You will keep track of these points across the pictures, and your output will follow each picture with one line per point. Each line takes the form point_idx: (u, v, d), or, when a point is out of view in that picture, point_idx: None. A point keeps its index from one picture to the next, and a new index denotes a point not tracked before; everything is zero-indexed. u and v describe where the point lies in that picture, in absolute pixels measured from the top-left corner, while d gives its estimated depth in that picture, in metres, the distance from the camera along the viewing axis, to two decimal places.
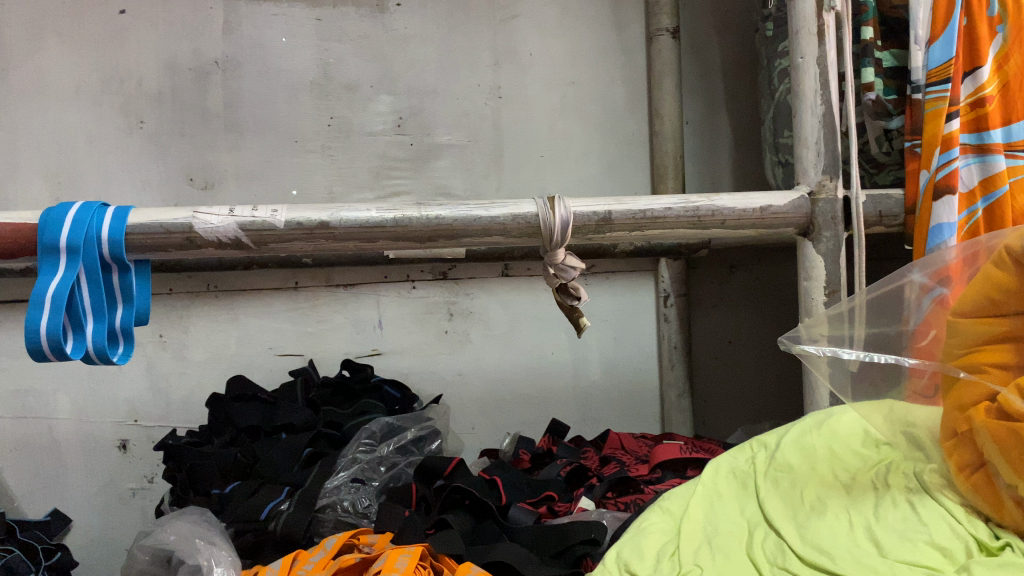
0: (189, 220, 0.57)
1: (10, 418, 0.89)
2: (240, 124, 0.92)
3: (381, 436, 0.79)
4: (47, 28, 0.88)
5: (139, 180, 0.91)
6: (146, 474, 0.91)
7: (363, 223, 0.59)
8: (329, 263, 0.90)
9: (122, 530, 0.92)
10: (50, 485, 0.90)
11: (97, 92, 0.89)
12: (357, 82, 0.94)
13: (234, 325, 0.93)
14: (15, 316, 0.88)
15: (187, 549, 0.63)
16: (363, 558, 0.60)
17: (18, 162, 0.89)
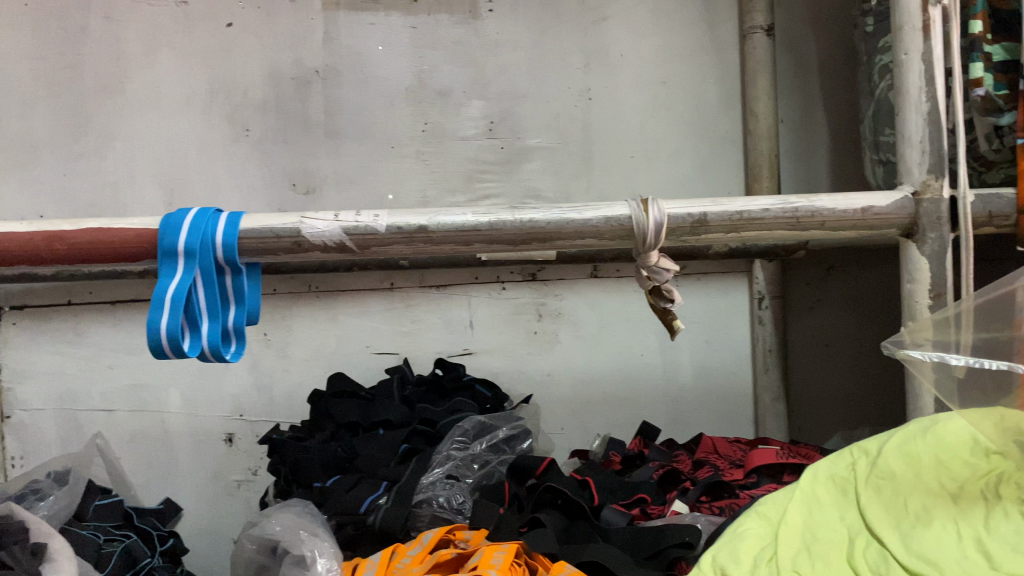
0: (297, 225, 0.59)
1: (127, 411, 0.94)
2: (339, 130, 0.95)
3: (474, 433, 0.81)
4: (162, 43, 0.93)
5: (244, 185, 0.95)
6: (251, 467, 0.95)
7: (460, 227, 0.61)
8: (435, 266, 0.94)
9: (228, 520, 0.95)
10: (162, 476, 0.95)
11: (206, 102, 0.94)
12: (450, 88, 0.96)
13: (333, 324, 0.96)
14: (133, 315, 0.94)
15: (291, 540, 0.66)
16: (459, 554, 0.62)
17: (134, 169, 0.94)
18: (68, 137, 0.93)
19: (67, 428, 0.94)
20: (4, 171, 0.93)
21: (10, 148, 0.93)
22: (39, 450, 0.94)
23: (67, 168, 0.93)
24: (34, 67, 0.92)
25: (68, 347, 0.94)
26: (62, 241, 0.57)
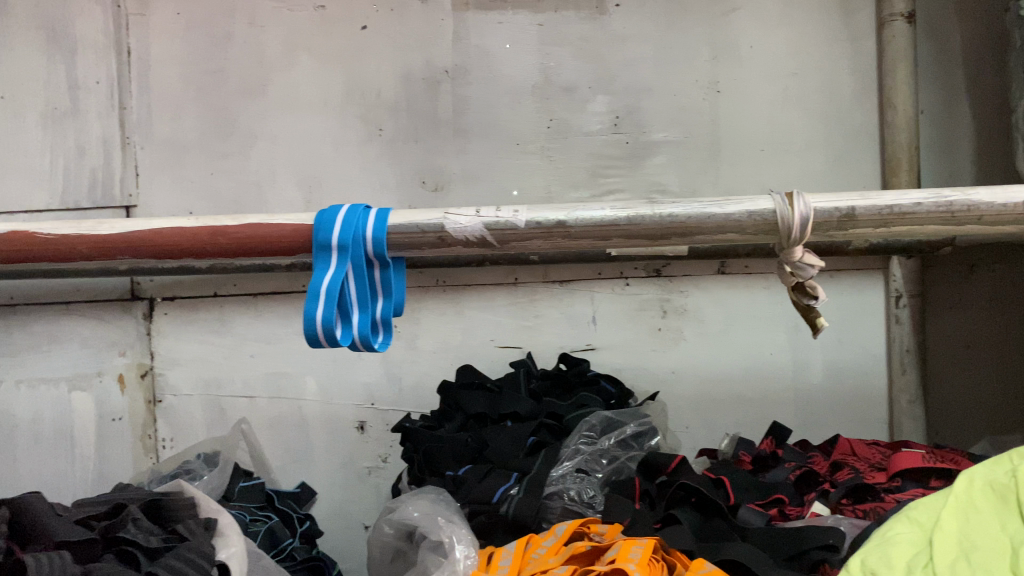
0: (440, 220, 0.61)
1: (267, 397, 0.99)
2: (467, 129, 0.97)
3: (602, 429, 0.80)
4: (301, 47, 0.98)
5: (376, 182, 0.98)
6: (381, 454, 0.98)
7: (598, 222, 0.60)
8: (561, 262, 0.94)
9: (359, 505, 0.99)
10: (298, 460, 0.99)
11: (341, 103, 0.98)
12: (575, 84, 0.96)
13: (459, 318, 0.98)
14: (272, 306, 0.99)
15: (430, 525, 0.69)
16: (594, 547, 0.62)
17: (274, 167, 0.98)
18: (215, 138, 0.98)
19: (212, 413, 0.99)
20: (156, 171, 0.99)
21: (163, 148, 0.99)
22: (187, 432, 1.00)
23: (213, 167, 0.99)
24: (184, 73, 0.98)
25: (214, 336, 0.99)
26: (225, 235, 0.61)
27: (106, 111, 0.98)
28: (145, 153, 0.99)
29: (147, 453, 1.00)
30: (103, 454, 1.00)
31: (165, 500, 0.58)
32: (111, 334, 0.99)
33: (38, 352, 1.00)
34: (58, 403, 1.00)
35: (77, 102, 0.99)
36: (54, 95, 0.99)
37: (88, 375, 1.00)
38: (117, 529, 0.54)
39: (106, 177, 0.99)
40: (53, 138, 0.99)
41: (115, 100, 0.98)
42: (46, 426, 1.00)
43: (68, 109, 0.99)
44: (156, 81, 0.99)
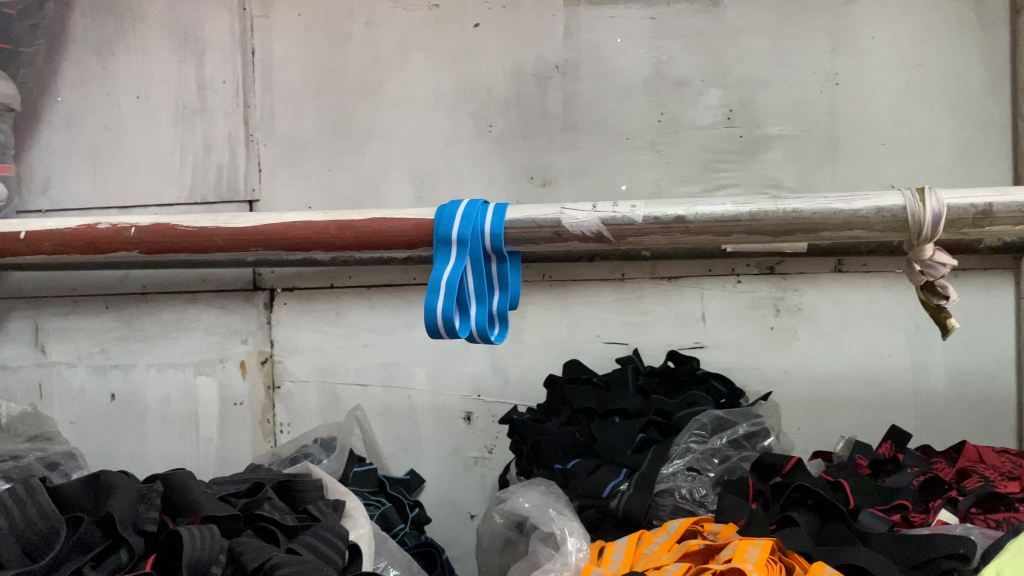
0: (557, 215, 0.61)
1: (378, 386, 1.02)
2: (576, 124, 0.97)
3: (712, 428, 0.79)
4: (415, 45, 1.00)
5: (486, 178, 0.99)
6: (487, 445, 1.00)
7: (719, 217, 0.59)
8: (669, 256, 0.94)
9: (465, 494, 1.00)
10: (406, 448, 1.02)
11: (454, 101, 0.99)
12: (687, 77, 0.95)
13: (565, 313, 0.98)
14: (385, 298, 1.02)
15: (541, 517, 0.70)
16: (708, 545, 0.62)
17: (388, 163, 1.01)
18: (333, 135, 1.02)
19: (327, 400, 1.03)
20: (278, 167, 1.03)
21: (284, 146, 1.03)
22: (303, 418, 1.04)
23: (331, 163, 1.02)
24: (304, 72, 1.02)
25: (329, 326, 1.03)
26: (351, 230, 0.63)
27: (232, 110, 1.03)
28: (268, 150, 1.03)
29: (265, 437, 1.05)
30: (225, 436, 1.05)
31: (297, 480, 0.61)
32: (234, 322, 1.05)
33: (167, 338, 1.06)
34: (185, 387, 1.06)
35: (205, 101, 1.04)
36: (184, 95, 1.04)
37: (212, 361, 1.05)
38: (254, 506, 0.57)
39: (231, 173, 1.03)
40: (183, 135, 1.04)
41: (239, 99, 1.03)
42: (173, 408, 1.06)
43: (197, 108, 1.04)
44: (278, 80, 1.03)
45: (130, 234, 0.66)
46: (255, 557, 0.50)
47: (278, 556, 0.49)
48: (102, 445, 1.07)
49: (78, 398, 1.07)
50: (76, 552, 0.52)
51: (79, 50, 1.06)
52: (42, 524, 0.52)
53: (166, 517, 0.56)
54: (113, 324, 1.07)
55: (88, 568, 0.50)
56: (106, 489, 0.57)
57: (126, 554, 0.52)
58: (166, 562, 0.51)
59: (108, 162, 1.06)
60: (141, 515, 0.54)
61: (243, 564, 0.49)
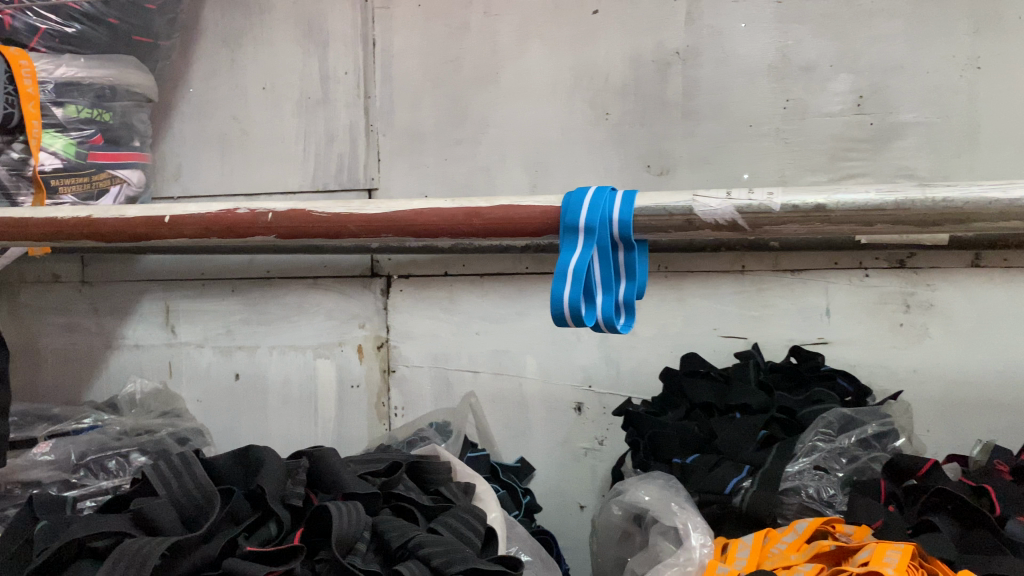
0: (689, 203, 0.59)
1: (490, 373, 1.03)
2: (697, 111, 0.94)
3: (840, 427, 0.76)
4: (533, 33, 0.99)
5: (602, 167, 0.97)
6: (598, 436, 0.98)
7: (862, 206, 0.56)
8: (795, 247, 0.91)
9: (574, 485, 0.99)
10: (516, 436, 1.02)
11: (570, 89, 0.98)
12: (816, 62, 0.91)
13: (681, 305, 0.96)
14: (497, 286, 1.02)
15: (662, 510, 0.69)
16: (840, 547, 0.60)
17: (503, 152, 1.01)
18: (450, 124, 1.03)
19: (439, 385, 1.05)
20: (396, 157, 1.05)
21: (402, 136, 1.04)
22: (416, 402, 1.06)
23: (448, 153, 1.03)
24: (423, 62, 1.03)
25: (443, 313, 1.04)
26: (479, 217, 0.63)
27: (353, 100, 1.06)
28: (386, 140, 1.05)
29: (380, 419, 1.07)
30: (342, 417, 1.08)
31: (427, 462, 0.63)
32: (352, 307, 1.07)
33: (288, 321, 1.10)
34: (305, 368, 1.09)
35: (328, 91, 1.06)
36: (308, 86, 1.07)
37: (331, 344, 1.08)
38: (392, 486, 0.59)
39: (351, 162, 1.06)
40: (306, 125, 1.07)
41: (361, 90, 1.05)
42: (294, 388, 1.10)
43: (320, 99, 1.07)
44: (398, 71, 1.04)
45: (267, 219, 0.68)
46: (399, 535, 0.51)
47: (420, 534, 0.51)
48: (228, 421, 1.12)
49: (205, 376, 1.13)
50: (227, 522, 0.54)
51: (210, 44, 1.11)
52: (198, 495, 0.56)
53: (311, 494, 0.58)
54: (238, 307, 1.11)
55: (240, 539, 0.52)
56: (255, 464, 0.60)
57: (274, 527, 0.54)
58: (312, 536, 0.53)
59: (236, 152, 1.10)
60: (287, 490, 0.57)
61: (386, 541, 0.51)
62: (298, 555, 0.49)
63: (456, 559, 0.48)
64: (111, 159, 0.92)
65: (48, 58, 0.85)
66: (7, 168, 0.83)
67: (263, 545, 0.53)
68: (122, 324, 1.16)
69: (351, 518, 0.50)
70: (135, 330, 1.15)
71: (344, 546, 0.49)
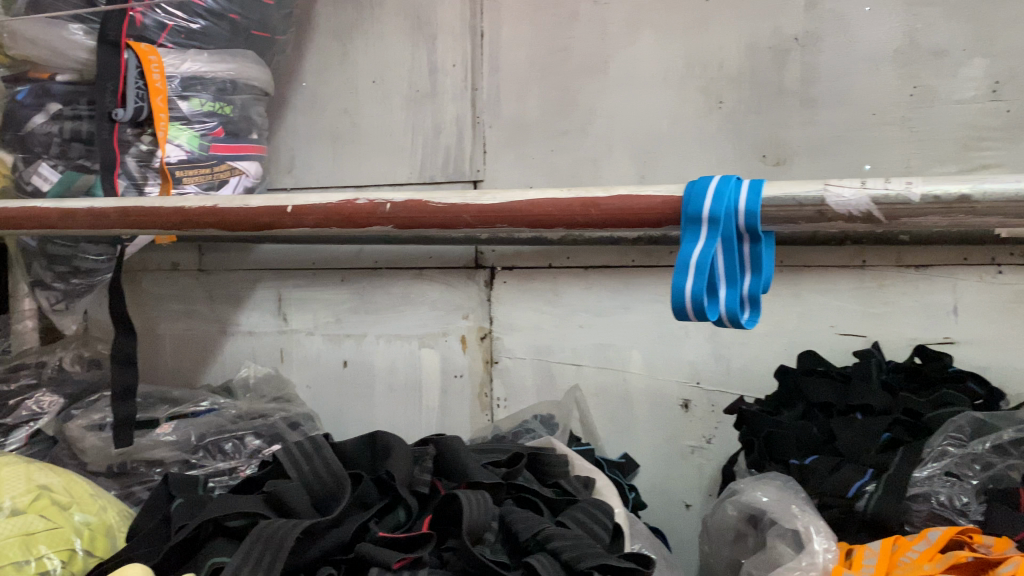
0: (821, 193, 0.57)
1: (594, 367, 1.01)
2: (817, 98, 0.91)
3: (971, 432, 0.71)
4: (644, 20, 0.97)
5: (714, 157, 0.95)
6: (706, 435, 0.96)
7: (1012, 196, 0.52)
8: (924, 241, 0.87)
9: (681, 483, 0.97)
10: (621, 432, 1.00)
11: (683, 77, 0.96)
12: (947, 47, 0.86)
13: (796, 301, 0.93)
14: (603, 279, 1.00)
15: (782, 512, 0.66)
16: (978, 559, 0.56)
17: (611, 142, 0.99)
18: (558, 115, 1.02)
19: (543, 377, 1.04)
20: (502, 148, 1.05)
21: (509, 127, 1.04)
22: (519, 394, 1.06)
23: (555, 143, 1.02)
24: (532, 52, 1.03)
25: (547, 305, 1.03)
26: (596, 207, 0.62)
27: (461, 92, 1.06)
28: (493, 132, 1.05)
29: (483, 410, 1.08)
30: (446, 407, 1.10)
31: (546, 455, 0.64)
32: (456, 298, 1.08)
33: (394, 311, 1.11)
34: (410, 357, 1.11)
35: (436, 84, 1.07)
36: (416, 79, 1.08)
37: (435, 334, 1.09)
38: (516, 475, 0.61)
39: (458, 154, 1.07)
40: (414, 117, 1.09)
41: (469, 82, 1.06)
42: (399, 376, 1.12)
43: (428, 92, 1.08)
44: (506, 62, 1.04)
45: (385, 210, 0.69)
46: (526, 527, 0.52)
47: (548, 528, 0.51)
48: (335, 407, 1.15)
49: (314, 363, 1.16)
50: (357, 507, 0.57)
51: (322, 37, 1.13)
52: (329, 479, 0.57)
53: (437, 480, 0.60)
54: (346, 296, 1.14)
55: (372, 523, 0.55)
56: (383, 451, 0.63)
57: (403, 512, 0.57)
58: (441, 521, 0.55)
59: (347, 144, 1.13)
60: (415, 476, 0.59)
61: (516, 533, 0.52)
62: (426, 542, 0.51)
63: (587, 554, 0.48)
64: (231, 151, 0.94)
65: (175, 53, 0.88)
66: (137, 159, 0.87)
67: (392, 531, 0.55)
68: (236, 311, 1.20)
69: (480, 507, 0.52)
70: (248, 317, 1.20)
71: (474, 535, 0.50)
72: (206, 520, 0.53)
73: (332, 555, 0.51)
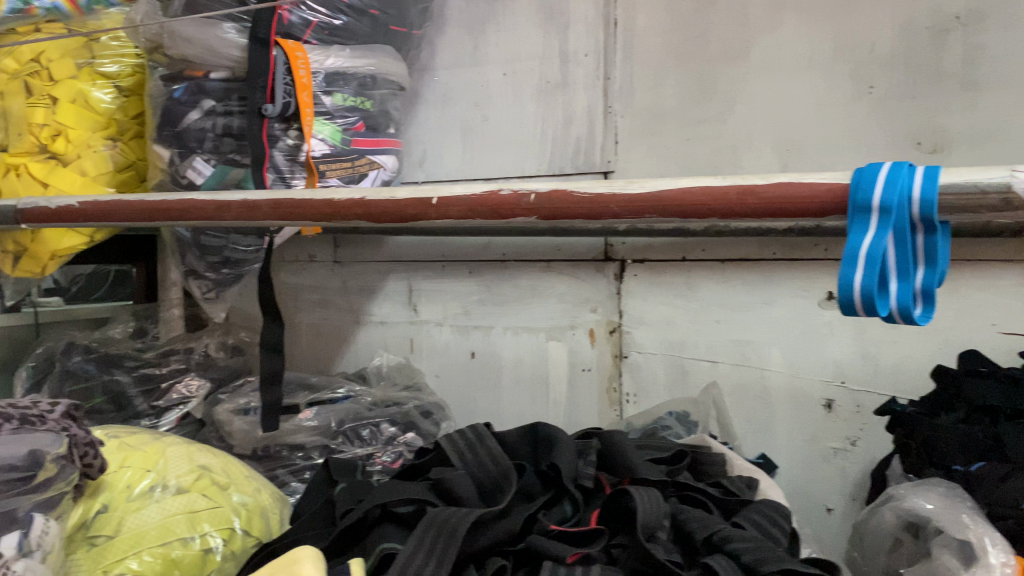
0: (1007, 178, 0.49)
1: (730, 364, 0.98)
2: (980, 81, 0.84)
3: None
4: (788, 4, 0.93)
5: (864, 144, 0.90)
6: (849, 436, 0.91)
7: None
8: None
9: (822, 486, 0.94)
10: (758, 431, 0.97)
11: (831, 61, 0.91)
12: None
13: (953, 297, 0.87)
14: (741, 273, 0.97)
15: (950, 521, 0.62)
16: None
17: (751, 130, 0.96)
18: (694, 103, 0.99)
19: (675, 374, 1.02)
20: (635, 138, 1.03)
21: (643, 117, 1.02)
22: (649, 390, 1.04)
23: (691, 132, 0.99)
24: (668, 39, 1.00)
25: (680, 300, 1.01)
26: (754, 196, 0.56)
27: (593, 82, 1.05)
28: (626, 121, 1.04)
29: (612, 405, 1.06)
30: (573, 400, 1.09)
31: (706, 456, 0.69)
32: (585, 291, 1.07)
33: (522, 303, 1.12)
34: (538, 350, 1.11)
35: (567, 74, 1.07)
36: (548, 70, 1.08)
37: (563, 327, 1.09)
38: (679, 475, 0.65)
39: (589, 144, 1.06)
40: (544, 109, 1.09)
41: (601, 72, 1.05)
42: (527, 368, 1.12)
43: (559, 82, 1.08)
44: (640, 49, 1.02)
45: (530, 200, 0.66)
46: (701, 528, 0.54)
47: (722, 530, 0.53)
48: (463, 397, 1.18)
49: (443, 353, 1.19)
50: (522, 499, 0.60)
51: (454, 31, 1.16)
52: (494, 469, 0.59)
53: (603, 476, 0.63)
54: (474, 288, 1.15)
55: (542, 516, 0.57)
56: (543, 440, 0.66)
57: (570, 507, 0.59)
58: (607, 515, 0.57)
59: (476, 137, 1.15)
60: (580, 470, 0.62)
61: (691, 534, 0.54)
62: (599, 537, 0.53)
63: (766, 557, 0.49)
64: (372, 144, 0.97)
65: (319, 49, 0.90)
66: (284, 154, 0.90)
67: (560, 524, 0.57)
68: (369, 301, 1.24)
69: (653, 506, 0.53)
70: (380, 308, 1.24)
71: (650, 532, 0.51)
72: (374, 505, 0.56)
73: (503, 546, 0.52)
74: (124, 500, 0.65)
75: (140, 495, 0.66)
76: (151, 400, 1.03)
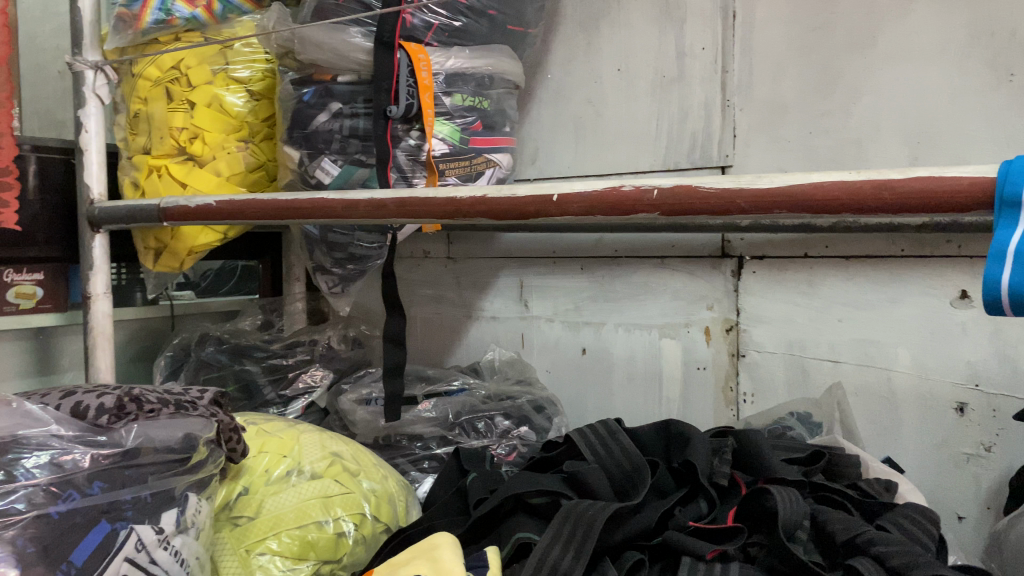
0: None
1: (854, 364, 0.95)
2: None
3: None
4: None
5: (1003, 135, 0.84)
6: (984, 442, 0.86)
7: None
8: None
9: (954, 492, 0.89)
10: (884, 433, 0.94)
11: (965, 49, 0.86)
12: None
13: None
14: (867, 270, 0.93)
15: None
16: None
17: (879, 121, 0.92)
18: (817, 96, 0.96)
19: (795, 373, 0.99)
20: (754, 132, 1.01)
21: (762, 110, 1.00)
22: (767, 389, 1.02)
23: (814, 124, 0.97)
24: (789, 31, 0.97)
25: (802, 297, 0.98)
26: (890, 190, 0.52)
27: (710, 75, 1.04)
28: (745, 115, 1.02)
29: (728, 404, 1.05)
30: (687, 397, 1.08)
31: (840, 459, 0.68)
32: (700, 288, 1.06)
33: (636, 300, 1.11)
34: (651, 347, 1.10)
35: (684, 68, 1.06)
36: (663, 64, 1.08)
37: (677, 325, 1.08)
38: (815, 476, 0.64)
39: (706, 139, 1.05)
40: (660, 103, 1.09)
41: (718, 65, 1.03)
42: (639, 366, 1.12)
43: (675, 76, 1.07)
44: (759, 41, 1.00)
45: (653, 196, 0.63)
46: (843, 529, 0.53)
47: (865, 531, 0.52)
48: (576, 392, 1.19)
49: (554, 349, 1.21)
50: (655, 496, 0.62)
51: (568, 28, 1.18)
52: (628, 466, 0.62)
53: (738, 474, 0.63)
54: (587, 284, 1.16)
55: (677, 511, 0.59)
56: (676, 437, 0.68)
57: (705, 506, 0.60)
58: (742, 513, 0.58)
59: (590, 133, 1.17)
60: (714, 468, 0.63)
61: (833, 533, 0.54)
62: (736, 537, 0.54)
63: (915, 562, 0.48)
64: (488, 143, 0.99)
65: (440, 50, 0.93)
66: (406, 154, 0.93)
67: (696, 521, 0.59)
68: (482, 296, 1.28)
69: (791, 506, 0.54)
70: (492, 303, 1.27)
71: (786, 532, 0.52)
72: (508, 496, 0.58)
73: (636, 541, 0.54)
74: (263, 484, 0.69)
75: (278, 479, 0.69)
76: (279, 389, 1.09)
